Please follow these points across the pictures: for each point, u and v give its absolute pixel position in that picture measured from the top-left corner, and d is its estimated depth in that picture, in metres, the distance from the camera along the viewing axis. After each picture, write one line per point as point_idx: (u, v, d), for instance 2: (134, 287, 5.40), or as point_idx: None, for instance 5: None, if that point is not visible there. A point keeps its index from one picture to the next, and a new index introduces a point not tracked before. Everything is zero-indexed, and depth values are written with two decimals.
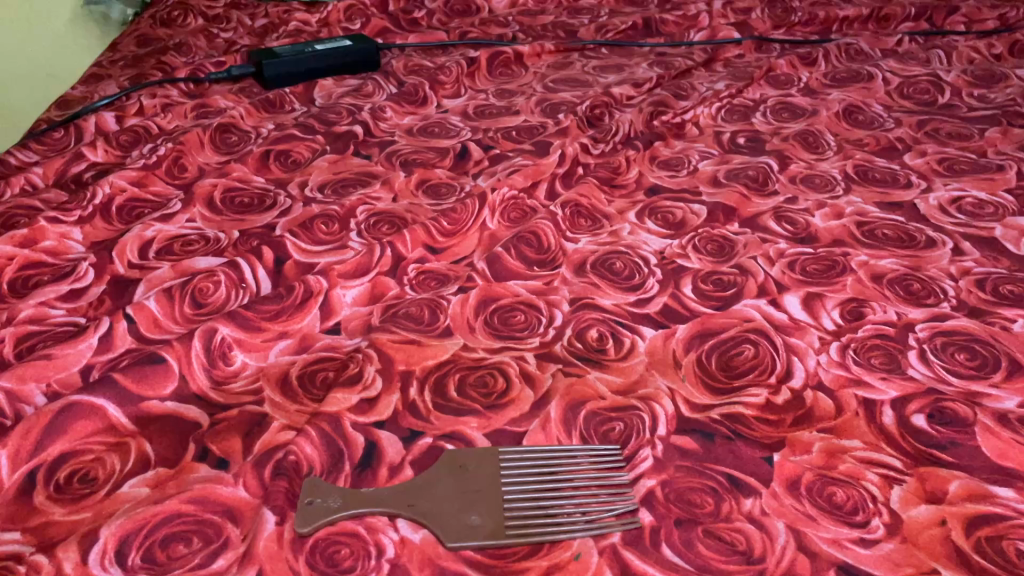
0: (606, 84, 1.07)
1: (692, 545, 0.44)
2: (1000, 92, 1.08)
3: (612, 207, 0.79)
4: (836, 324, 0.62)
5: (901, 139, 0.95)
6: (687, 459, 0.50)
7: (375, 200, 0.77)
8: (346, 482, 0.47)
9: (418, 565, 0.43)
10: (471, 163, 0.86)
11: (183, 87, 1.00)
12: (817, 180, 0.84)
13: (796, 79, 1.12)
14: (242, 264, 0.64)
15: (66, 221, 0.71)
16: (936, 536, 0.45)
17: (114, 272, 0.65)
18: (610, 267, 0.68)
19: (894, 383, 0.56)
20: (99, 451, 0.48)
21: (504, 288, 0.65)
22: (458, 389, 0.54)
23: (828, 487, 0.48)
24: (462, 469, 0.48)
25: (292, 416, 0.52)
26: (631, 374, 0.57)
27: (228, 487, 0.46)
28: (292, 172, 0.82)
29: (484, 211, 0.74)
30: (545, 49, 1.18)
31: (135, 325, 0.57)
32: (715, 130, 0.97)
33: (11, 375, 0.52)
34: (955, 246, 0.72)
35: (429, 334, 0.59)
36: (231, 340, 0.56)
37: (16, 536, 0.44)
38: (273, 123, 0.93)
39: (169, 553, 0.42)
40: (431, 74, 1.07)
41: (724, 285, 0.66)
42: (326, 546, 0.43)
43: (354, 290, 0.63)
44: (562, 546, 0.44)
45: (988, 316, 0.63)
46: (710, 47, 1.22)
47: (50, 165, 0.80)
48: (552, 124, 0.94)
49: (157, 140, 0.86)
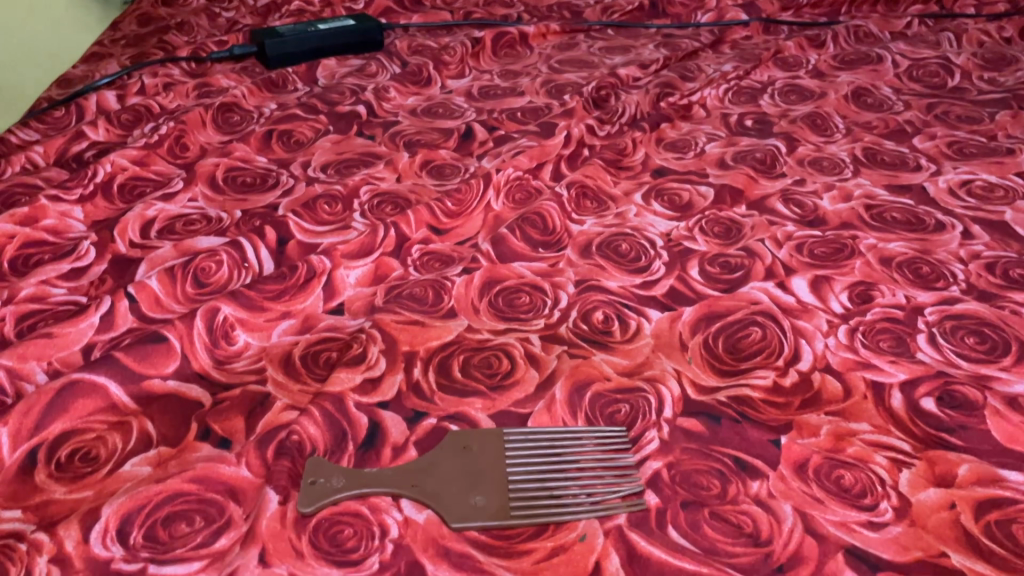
0: (612, 65, 1.06)
1: (699, 528, 0.44)
2: (1011, 75, 1.06)
3: (618, 189, 0.78)
4: (845, 307, 0.61)
5: (911, 121, 0.93)
6: (694, 441, 0.49)
7: (379, 180, 0.76)
8: (349, 462, 0.47)
9: (422, 545, 0.42)
10: (475, 144, 0.85)
11: (185, 66, 0.98)
12: (826, 163, 0.83)
13: (804, 61, 1.11)
14: (245, 243, 0.64)
15: (67, 200, 0.70)
16: (945, 519, 0.45)
17: (116, 251, 0.64)
18: (616, 249, 0.68)
19: (902, 366, 0.55)
20: (101, 430, 0.48)
21: (509, 269, 0.64)
22: (462, 370, 0.54)
23: (836, 471, 0.47)
24: (466, 450, 0.47)
25: (295, 396, 0.51)
26: (637, 356, 0.56)
27: (230, 467, 0.46)
28: (294, 152, 0.82)
29: (489, 192, 0.73)
30: (550, 30, 1.17)
31: (137, 304, 0.57)
32: (722, 112, 0.95)
33: (11, 353, 0.52)
34: (965, 229, 0.71)
35: (432, 315, 0.58)
36: (233, 319, 0.56)
37: (17, 514, 0.43)
38: (276, 103, 0.92)
39: (171, 532, 0.42)
40: (435, 54, 1.06)
41: (731, 267, 0.66)
42: (329, 525, 0.43)
43: (357, 271, 0.62)
44: (568, 528, 0.44)
45: (998, 299, 0.62)
46: (717, 29, 1.20)
47: (50, 144, 0.79)
48: (558, 105, 0.93)
49: (159, 119, 0.85)
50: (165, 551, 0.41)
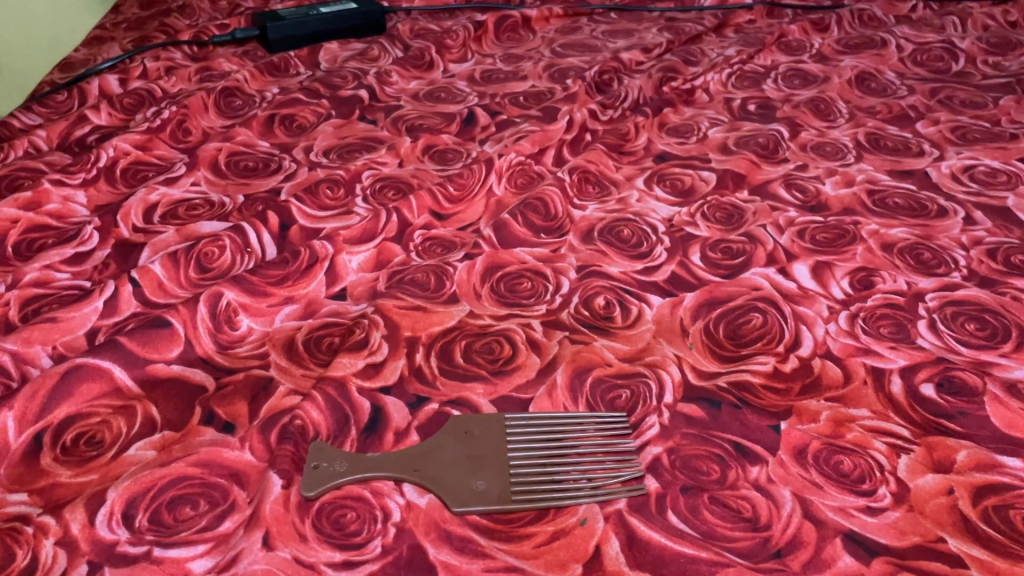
0: (615, 49, 1.05)
1: (698, 512, 0.44)
2: (1016, 60, 1.05)
3: (620, 174, 0.78)
4: (846, 293, 0.61)
5: (914, 106, 0.93)
6: (694, 426, 0.50)
7: (381, 164, 0.76)
8: (352, 446, 0.47)
9: (424, 529, 0.43)
10: (477, 129, 0.84)
11: (187, 50, 0.98)
12: (828, 148, 0.83)
13: (808, 45, 1.10)
14: (247, 228, 0.64)
15: (70, 184, 0.70)
16: (943, 505, 0.45)
17: (119, 236, 0.64)
18: (618, 234, 0.68)
19: (903, 352, 0.55)
20: (105, 414, 0.48)
21: (511, 255, 0.64)
22: (465, 355, 0.54)
23: (836, 456, 0.48)
24: (468, 435, 0.48)
25: (298, 380, 0.52)
26: (638, 342, 0.56)
27: (234, 451, 0.46)
28: (297, 136, 0.81)
29: (491, 177, 0.73)
30: (553, 14, 1.16)
31: (141, 289, 0.57)
32: (725, 97, 0.95)
33: (17, 338, 0.52)
34: (967, 215, 0.71)
35: (435, 301, 0.58)
36: (236, 304, 0.56)
37: (24, 497, 0.44)
38: (278, 88, 0.91)
39: (175, 515, 0.42)
40: (437, 38, 1.05)
41: (732, 253, 0.66)
42: (331, 509, 0.43)
43: (359, 256, 0.63)
44: (568, 512, 0.44)
45: (999, 285, 0.62)
46: (721, 12, 1.19)
47: (53, 128, 0.79)
48: (561, 89, 0.92)
49: (161, 103, 0.85)
50: (169, 535, 0.41)
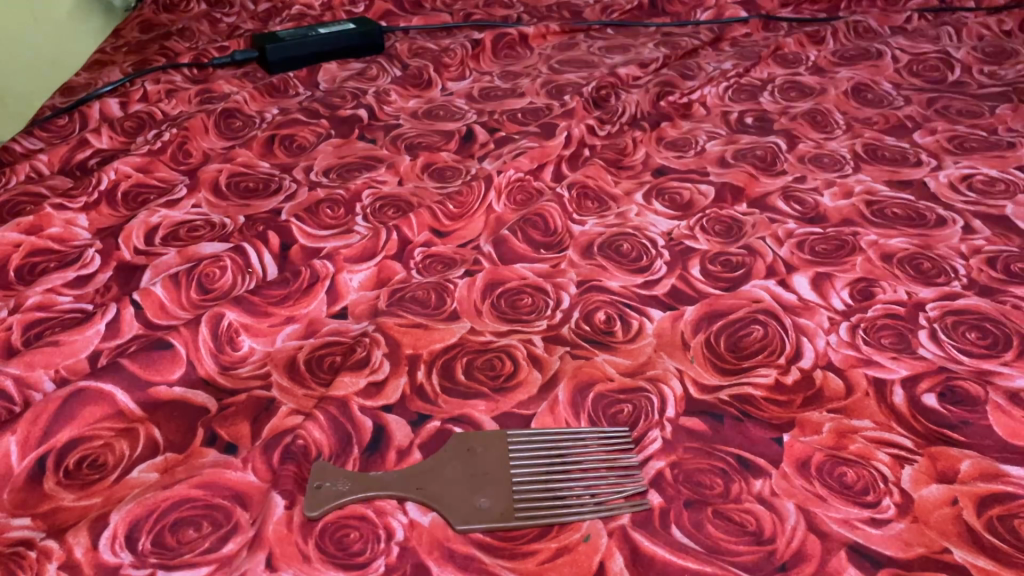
0: (612, 64, 1.06)
1: (702, 527, 0.44)
2: (1011, 68, 1.06)
3: (619, 188, 0.78)
4: (846, 304, 0.61)
5: (911, 117, 0.93)
6: (696, 440, 0.50)
7: (381, 182, 0.77)
8: (355, 466, 0.47)
9: (427, 548, 0.43)
10: (476, 146, 0.85)
11: (188, 73, 0.99)
12: (827, 159, 0.83)
13: (804, 57, 1.11)
14: (248, 248, 0.64)
15: (72, 208, 0.70)
16: (947, 516, 0.45)
17: (120, 258, 0.65)
18: (618, 249, 0.68)
19: (904, 362, 0.55)
20: (108, 437, 0.48)
21: (511, 271, 0.65)
22: (466, 372, 0.54)
23: (839, 468, 0.48)
24: (470, 452, 0.48)
25: (300, 400, 0.52)
26: (639, 356, 0.56)
27: (237, 472, 0.46)
28: (297, 156, 0.82)
29: (491, 194, 0.74)
30: (550, 30, 1.16)
31: (142, 310, 0.57)
32: (723, 110, 0.96)
33: (19, 362, 0.52)
34: (965, 224, 0.71)
35: (435, 318, 0.59)
36: (238, 325, 0.56)
37: (27, 522, 0.44)
38: (278, 108, 0.92)
39: (179, 537, 0.42)
40: (435, 56, 1.06)
41: (732, 266, 0.66)
42: (335, 529, 0.43)
43: (359, 275, 0.63)
44: (572, 529, 0.44)
45: (999, 294, 0.62)
46: (717, 26, 1.20)
47: (55, 152, 0.80)
48: (558, 106, 0.93)
49: (162, 126, 0.86)
50: (173, 557, 0.41)
